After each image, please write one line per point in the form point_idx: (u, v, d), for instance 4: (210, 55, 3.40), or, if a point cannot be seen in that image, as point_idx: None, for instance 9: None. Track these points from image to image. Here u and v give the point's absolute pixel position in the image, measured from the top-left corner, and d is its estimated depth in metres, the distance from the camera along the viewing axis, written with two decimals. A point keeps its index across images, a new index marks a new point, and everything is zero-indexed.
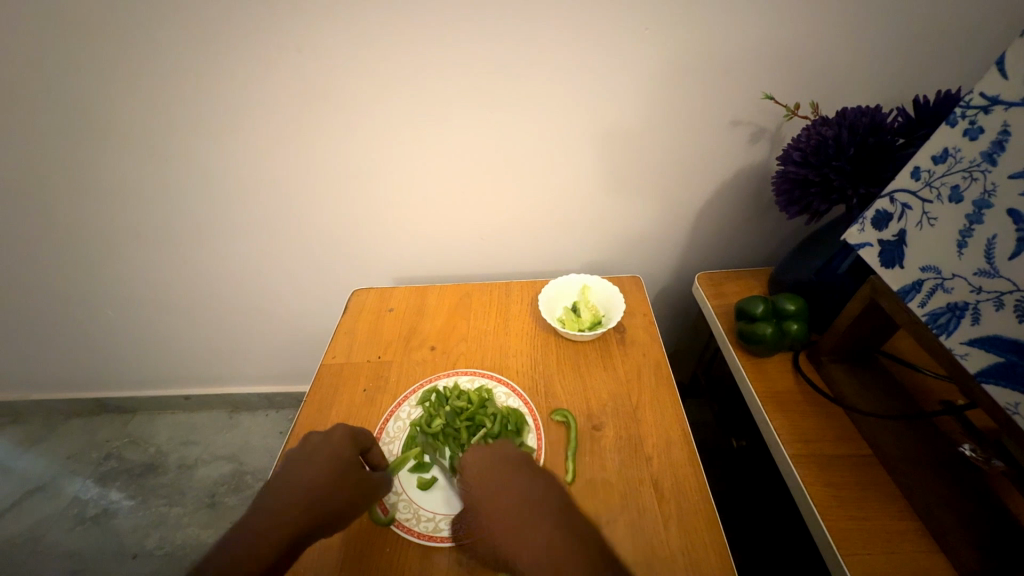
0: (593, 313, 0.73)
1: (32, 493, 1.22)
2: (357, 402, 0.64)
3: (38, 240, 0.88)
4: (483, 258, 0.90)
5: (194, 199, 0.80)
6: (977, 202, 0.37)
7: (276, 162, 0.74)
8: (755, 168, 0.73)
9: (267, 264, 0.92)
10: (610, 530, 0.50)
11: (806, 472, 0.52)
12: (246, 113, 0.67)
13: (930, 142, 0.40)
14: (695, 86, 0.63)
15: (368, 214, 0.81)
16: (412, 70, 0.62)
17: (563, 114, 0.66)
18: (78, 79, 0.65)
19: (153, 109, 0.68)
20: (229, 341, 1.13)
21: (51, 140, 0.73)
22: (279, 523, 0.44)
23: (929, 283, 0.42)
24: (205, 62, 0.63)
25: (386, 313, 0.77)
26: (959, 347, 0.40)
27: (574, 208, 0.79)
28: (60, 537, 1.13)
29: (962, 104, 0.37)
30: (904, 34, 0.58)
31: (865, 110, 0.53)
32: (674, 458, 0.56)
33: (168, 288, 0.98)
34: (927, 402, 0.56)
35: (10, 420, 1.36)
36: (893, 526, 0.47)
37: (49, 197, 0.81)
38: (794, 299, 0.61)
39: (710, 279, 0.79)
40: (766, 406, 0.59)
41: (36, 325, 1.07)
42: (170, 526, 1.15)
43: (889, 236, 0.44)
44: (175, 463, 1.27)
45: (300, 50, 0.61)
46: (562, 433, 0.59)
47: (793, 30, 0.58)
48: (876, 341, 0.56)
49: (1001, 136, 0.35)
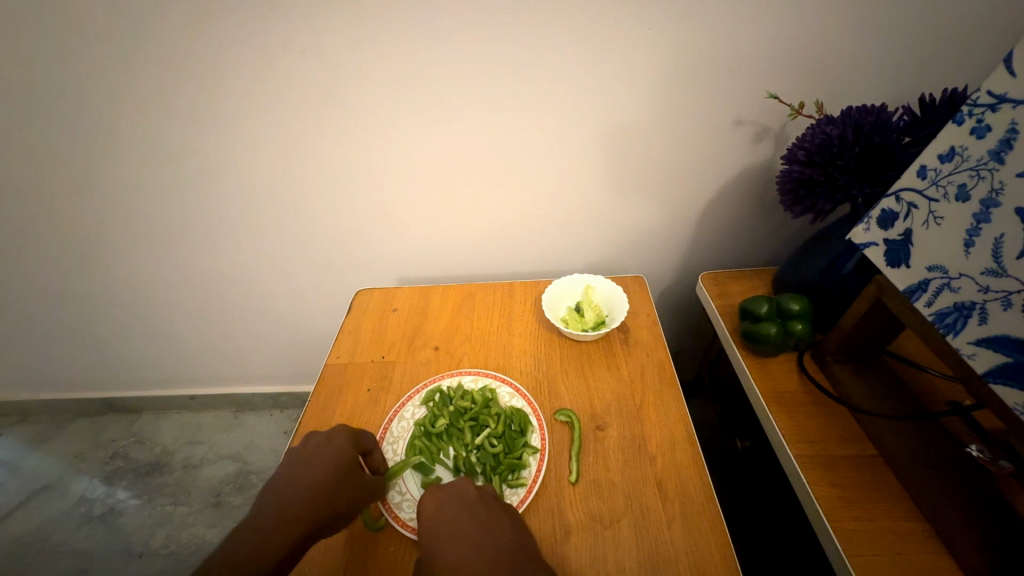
0: (597, 313, 0.72)
1: (39, 491, 1.23)
2: (360, 402, 0.64)
3: (44, 241, 0.89)
4: (486, 259, 0.90)
5: (198, 200, 0.80)
6: (984, 201, 0.37)
7: (280, 163, 0.74)
8: (758, 168, 0.73)
9: (272, 265, 0.93)
10: (614, 530, 0.50)
11: (811, 472, 0.52)
12: (250, 114, 0.68)
13: (936, 141, 0.40)
14: (698, 86, 0.63)
15: (372, 215, 0.82)
16: (415, 70, 0.62)
17: (566, 114, 0.66)
18: (83, 81, 0.66)
19: (158, 111, 0.68)
20: (234, 342, 1.13)
21: (57, 142, 0.73)
22: (282, 529, 0.45)
23: (935, 282, 0.41)
24: (209, 63, 0.63)
25: (390, 313, 0.78)
26: (966, 348, 0.39)
27: (577, 208, 0.79)
28: (67, 536, 1.14)
29: (968, 102, 0.37)
30: (909, 32, 0.57)
31: (869, 109, 0.53)
32: (677, 458, 0.56)
33: (174, 289, 0.98)
34: (934, 402, 0.55)
35: (17, 419, 1.38)
36: (900, 527, 0.47)
37: (55, 199, 0.81)
38: (798, 298, 0.61)
39: (713, 279, 0.79)
40: (771, 406, 0.59)
41: (43, 325, 1.08)
42: (176, 525, 1.15)
43: (895, 235, 0.44)
44: (180, 463, 1.28)
45: (303, 51, 0.61)
46: (566, 433, 0.60)
47: (797, 29, 0.58)
48: (882, 341, 0.56)
49: (1008, 134, 0.35)
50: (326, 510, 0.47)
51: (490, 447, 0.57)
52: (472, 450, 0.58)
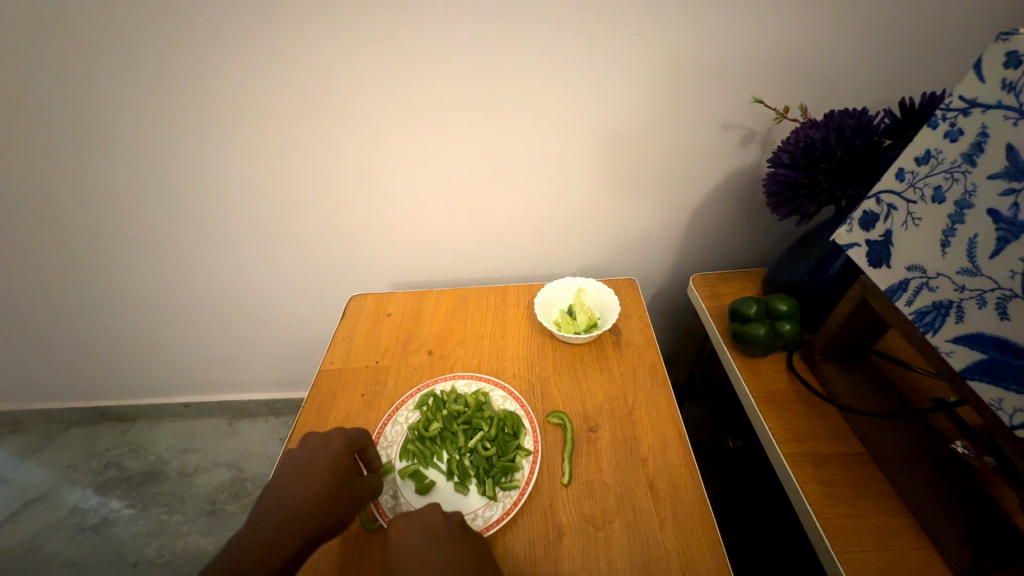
0: (588, 316, 0.73)
1: (32, 502, 1.22)
2: (354, 407, 0.64)
3: (37, 250, 0.88)
4: (479, 263, 0.91)
5: (192, 208, 0.81)
6: (958, 202, 0.38)
7: (273, 171, 0.74)
8: (746, 171, 0.74)
9: (266, 271, 0.93)
10: (607, 531, 0.50)
11: (800, 471, 0.53)
12: (242, 122, 0.68)
13: (913, 144, 0.41)
14: (685, 91, 0.64)
15: (365, 221, 0.82)
16: (406, 78, 0.63)
17: (555, 120, 0.67)
18: (74, 91, 0.66)
19: (150, 120, 0.69)
20: (229, 349, 1.13)
21: (49, 151, 0.73)
22: (284, 537, 0.45)
23: (914, 282, 0.42)
24: (202, 72, 0.63)
25: (384, 318, 0.78)
26: (945, 345, 0.40)
27: (569, 212, 0.80)
28: (60, 547, 1.13)
29: (942, 106, 0.38)
30: (890, 38, 0.59)
31: (851, 113, 0.53)
32: (670, 459, 0.57)
33: (168, 297, 0.98)
34: (919, 400, 0.56)
35: (9, 430, 1.37)
36: (886, 523, 0.48)
37: (47, 208, 0.81)
38: (785, 299, 0.62)
39: (704, 280, 0.80)
40: (760, 405, 0.60)
41: (35, 335, 1.08)
42: (171, 534, 1.15)
43: (876, 236, 0.45)
44: (175, 471, 1.27)
45: (295, 61, 0.61)
46: (559, 435, 0.60)
47: (778, 36, 0.59)
48: (868, 341, 0.57)
49: (980, 137, 0.36)
50: (327, 513, 0.48)
51: (483, 450, 0.58)
52: (465, 453, 0.58)
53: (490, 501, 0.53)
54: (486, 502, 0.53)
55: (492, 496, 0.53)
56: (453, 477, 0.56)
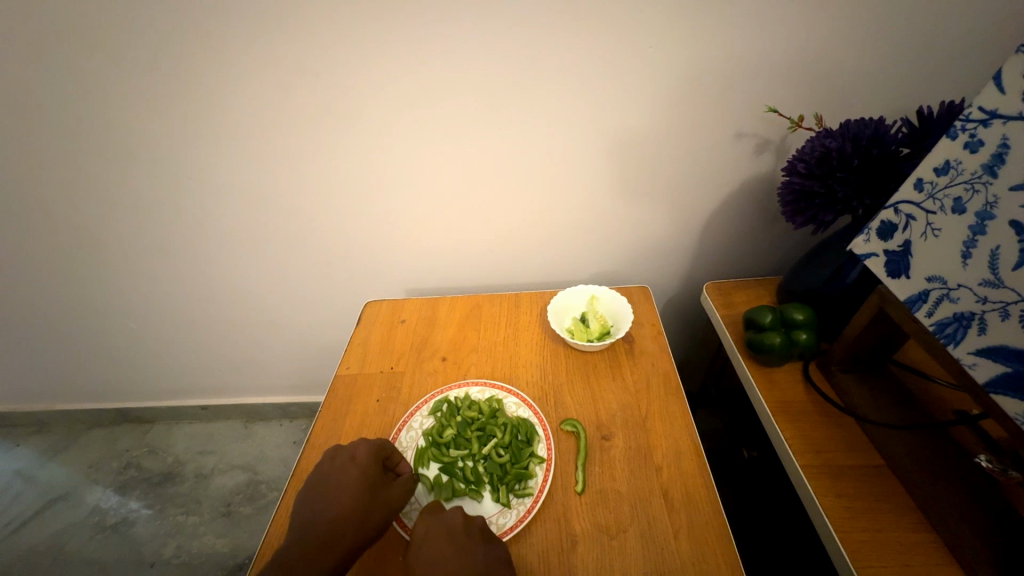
0: (601, 324, 0.72)
1: (55, 501, 1.25)
2: (370, 412, 0.65)
3: (63, 255, 0.91)
4: (491, 270, 0.91)
5: (211, 213, 0.82)
6: (980, 213, 0.38)
7: (291, 178, 0.76)
8: (760, 179, 0.74)
9: (283, 278, 0.95)
10: (621, 542, 0.50)
11: (819, 483, 0.52)
12: (261, 132, 0.70)
13: (932, 154, 0.40)
14: (698, 100, 0.64)
15: (380, 228, 0.84)
16: (421, 89, 0.64)
17: (567, 129, 0.68)
18: (103, 102, 0.68)
19: (171, 127, 0.70)
20: (245, 352, 1.15)
21: (75, 160, 0.76)
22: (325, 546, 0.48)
23: (935, 293, 0.42)
24: (224, 83, 0.65)
25: (399, 324, 0.79)
26: (967, 357, 0.40)
27: (582, 218, 0.81)
28: (81, 545, 1.16)
29: (961, 117, 0.38)
30: (907, 47, 0.58)
31: (868, 121, 0.53)
32: (685, 469, 0.56)
33: (187, 301, 1.01)
34: (940, 412, 0.55)
35: (35, 429, 1.41)
36: (908, 538, 0.47)
37: (73, 214, 0.84)
38: (802, 308, 0.62)
39: (718, 288, 0.79)
40: (776, 416, 0.59)
41: (58, 337, 1.11)
42: (187, 534, 1.17)
43: (894, 246, 0.44)
44: (191, 473, 1.29)
45: (315, 74, 0.63)
46: (572, 442, 0.60)
47: (794, 44, 0.59)
48: (886, 350, 0.56)
49: (1001, 149, 0.36)
50: (366, 524, 0.50)
51: (497, 457, 0.58)
52: (479, 459, 0.58)
53: (504, 508, 0.54)
54: (500, 509, 0.54)
55: (505, 503, 0.54)
56: (472, 485, 0.56)
